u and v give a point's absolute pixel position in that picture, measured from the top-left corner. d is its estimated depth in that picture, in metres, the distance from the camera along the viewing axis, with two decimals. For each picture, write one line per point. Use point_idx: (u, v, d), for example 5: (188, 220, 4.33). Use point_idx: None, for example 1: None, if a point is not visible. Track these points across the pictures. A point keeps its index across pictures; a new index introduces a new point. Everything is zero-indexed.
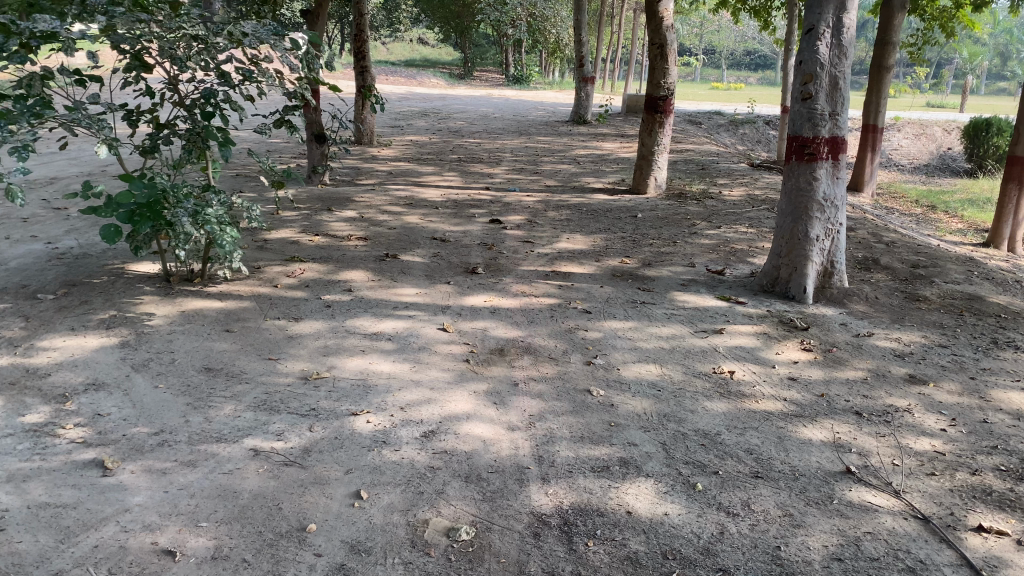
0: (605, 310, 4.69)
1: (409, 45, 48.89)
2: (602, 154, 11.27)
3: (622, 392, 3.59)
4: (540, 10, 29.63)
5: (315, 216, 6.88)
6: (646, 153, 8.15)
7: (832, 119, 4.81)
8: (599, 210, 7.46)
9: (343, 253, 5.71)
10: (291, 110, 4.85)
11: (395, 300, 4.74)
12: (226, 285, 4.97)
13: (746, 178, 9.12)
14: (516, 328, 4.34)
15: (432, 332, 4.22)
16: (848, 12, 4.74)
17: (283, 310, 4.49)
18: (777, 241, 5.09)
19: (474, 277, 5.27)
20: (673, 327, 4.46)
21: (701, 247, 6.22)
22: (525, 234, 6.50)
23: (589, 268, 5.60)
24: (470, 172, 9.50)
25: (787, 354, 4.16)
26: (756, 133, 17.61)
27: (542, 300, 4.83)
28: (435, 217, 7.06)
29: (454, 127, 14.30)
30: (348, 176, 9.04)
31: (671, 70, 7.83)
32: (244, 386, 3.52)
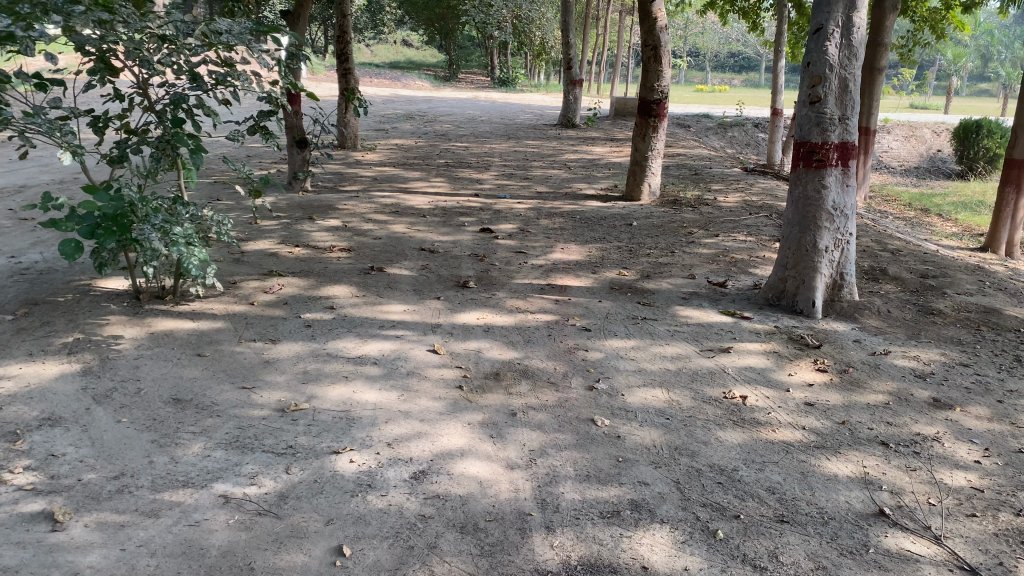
0: (605, 327, 4.41)
1: (394, 47, 48.57)
2: (593, 158, 11.01)
3: (629, 421, 3.30)
4: (525, 12, 29.44)
5: (296, 225, 6.57)
6: (639, 158, 7.89)
7: (842, 124, 4.57)
8: (592, 218, 7.19)
9: (326, 266, 5.41)
10: (268, 115, 4.51)
11: (382, 318, 4.44)
12: (199, 303, 4.66)
13: (741, 183, 8.88)
14: (511, 348, 4.06)
15: (421, 355, 3.93)
16: (858, 11, 4.49)
17: (260, 331, 4.19)
18: (783, 252, 4.83)
19: (464, 291, 4.98)
20: (677, 346, 4.19)
21: (700, 257, 5.96)
22: (517, 244, 6.22)
23: (585, 280, 5.33)
24: (458, 177, 9.21)
25: (800, 375, 3.90)
26: (745, 136, 17.41)
27: (537, 316, 4.55)
28: (423, 225, 6.77)
29: (441, 131, 14.01)
30: (331, 182, 8.73)
31: (665, 73, 7.55)
32: (215, 419, 3.22)
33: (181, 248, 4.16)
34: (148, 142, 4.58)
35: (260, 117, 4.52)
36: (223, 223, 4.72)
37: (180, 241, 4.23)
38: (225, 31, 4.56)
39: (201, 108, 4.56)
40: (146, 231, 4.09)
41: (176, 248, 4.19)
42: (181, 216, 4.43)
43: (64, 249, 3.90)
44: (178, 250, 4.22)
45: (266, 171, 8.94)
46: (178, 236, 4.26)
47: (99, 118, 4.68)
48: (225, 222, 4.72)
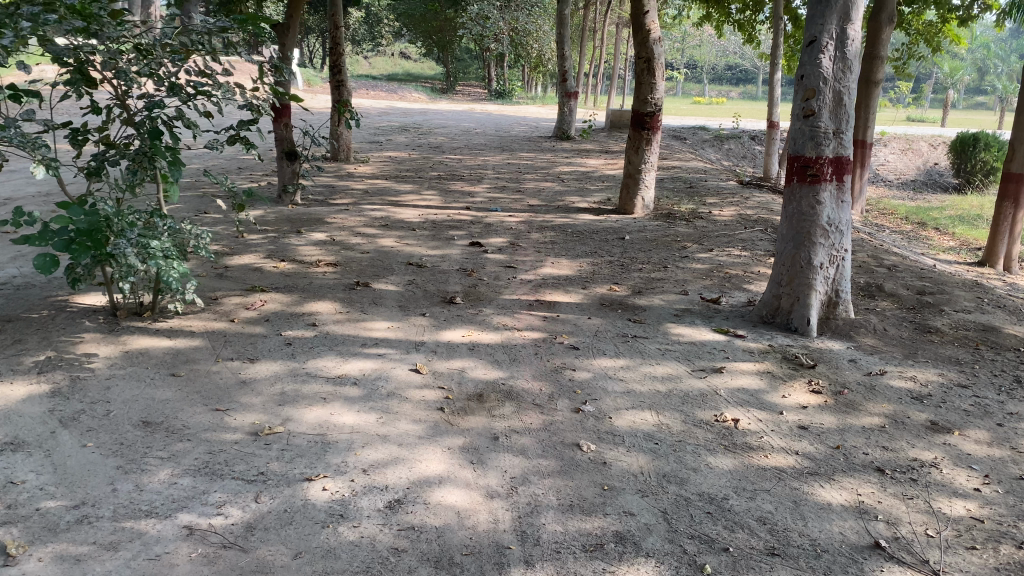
0: (595, 345, 4.30)
1: (391, 59, 48.65)
2: (587, 171, 10.91)
3: (616, 446, 3.18)
4: (523, 25, 29.48)
5: (283, 239, 6.46)
6: (632, 171, 7.79)
7: (837, 138, 4.47)
8: (585, 232, 7.09)
9: (311, 281, 5.30)
10: (249, 125, 4.39)
11: (365, 335, 4.33)
12: (177, 320, 4.53)
13: (736, 196, 8.79)
14: (496, 368, 3.94)
15: (403, 374, 3.81)
16: (853, 23, 4.41)
17: (238, 350, 4.06)
18: (777, 269, 4.73)
19: (451, 307, 4.87)
20: (668, 366, 4.07)
21: (693, 273, 5.85)
22: (507, 258, 6.11)
23: (576, 296, 5.21)
24: (450, 190, 9.10)
25: (794, 397, 3.78)
26: (741, 149, 17.35)
27: (525, 333, 4.43)
28: (412, 239, 6.66)
29: (435, 143, 13.94)
30: (321, 195, 8.61)
31: (659, 85, 7.47)
32: (185, 444, 3.10)
33: (159, 262, 4.02)
34: (126, 155, 4.46)
35: (240, 127, 4.40)
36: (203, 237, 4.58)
37: (158, 255, 4.09)
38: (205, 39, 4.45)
39: (180, 119, 4.45)
40: (122, 245, 3.95)
41: (154, 262, 4.05)
42: (158, 230, 4.29)
43: (39, 262, 3.70)
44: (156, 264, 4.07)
45: (256, 183, 8.83)
46: (155, 251, 4.12)
47: (76, 130, 4.57)
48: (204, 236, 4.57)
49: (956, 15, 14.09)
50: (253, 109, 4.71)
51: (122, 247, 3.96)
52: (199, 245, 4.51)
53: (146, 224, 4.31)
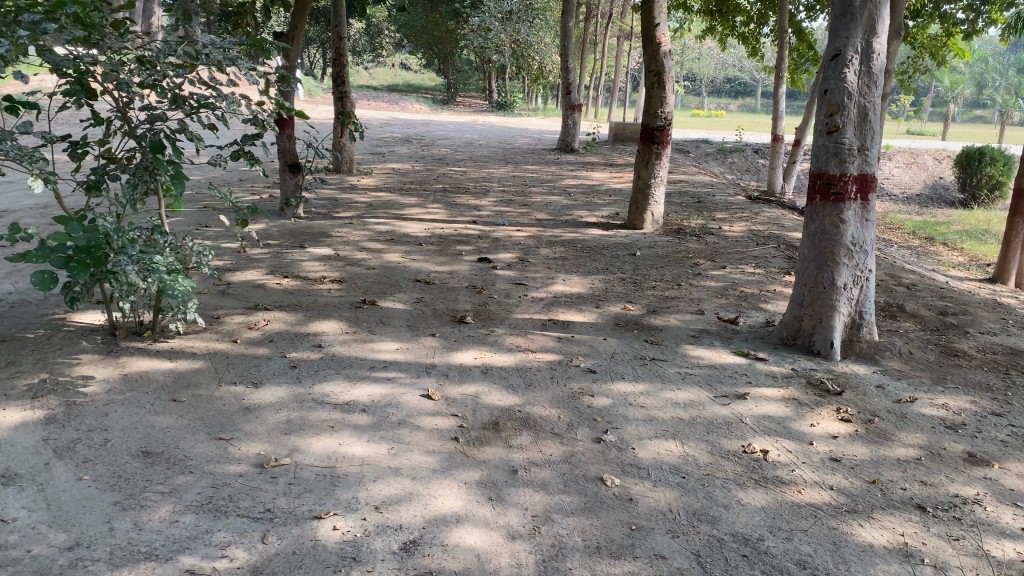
0: (612, 369, 4.14)
1: (391, 70, 48.67)
2: (593, 184, 10.77)
3: (641, 480, 3.02)
4: (524, 37, 29.41)
5: (287, 254, 6.30)
6: (642, 185, 7.65)
7: (861, 155, 4.33)
8: (594, 247, 6.94)
9: (315, 299, 5.14)
10: (253, 139, 4.24)
11: (374, 358, 4.16)
12: (178, 339, 4.37)
13: (746, 211, 8.64)
14: (511, 393, 3.78)
15: (414, 400, 3.65)
16: (878, 37, 4.27)
17: (242, 373, 3.90)
18: (799, 289, 4.57)
19: (461, 327, 4.71)
20: (689, 391, 3.90)
21: (708, 291, 5.70)
22: (516, 275, 5.96)
23: (589, 316, 5.05)
24: (455, 203, 8.95)
25: (822, 425, 3.62)
26: (745, 162, 17.24)
27: (539, 356, 4.27)
28: (418, 255, 6.50)
29: (439, 155, 13.82)
30: (324, 208, 8.46)
31: (669, 98, 7.33)
32: (186, 477, 2.93)
33: (162, 278, 3.85)
34: (126, 169, 4.31)
35: (244, 142, 4.25)
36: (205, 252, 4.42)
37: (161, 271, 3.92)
38: (208, 48, 4.31)
39: (182, 132, 4.31)
40: (124, 261, 3.79)
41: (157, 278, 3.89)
42: (160, 245, 4.12)
43: (36, 280, 3.52)
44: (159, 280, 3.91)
45: (257, 196, 8.68)
46: (158, 266, 3.96)
47: (75, 143, 4.42)
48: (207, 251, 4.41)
49: (961, 29, 13.99)
50: (258, 122, 4.56)
51: (125, 263, 3.79)
52: (202, 261, 4.35)
53: (147, 240, 4.15)
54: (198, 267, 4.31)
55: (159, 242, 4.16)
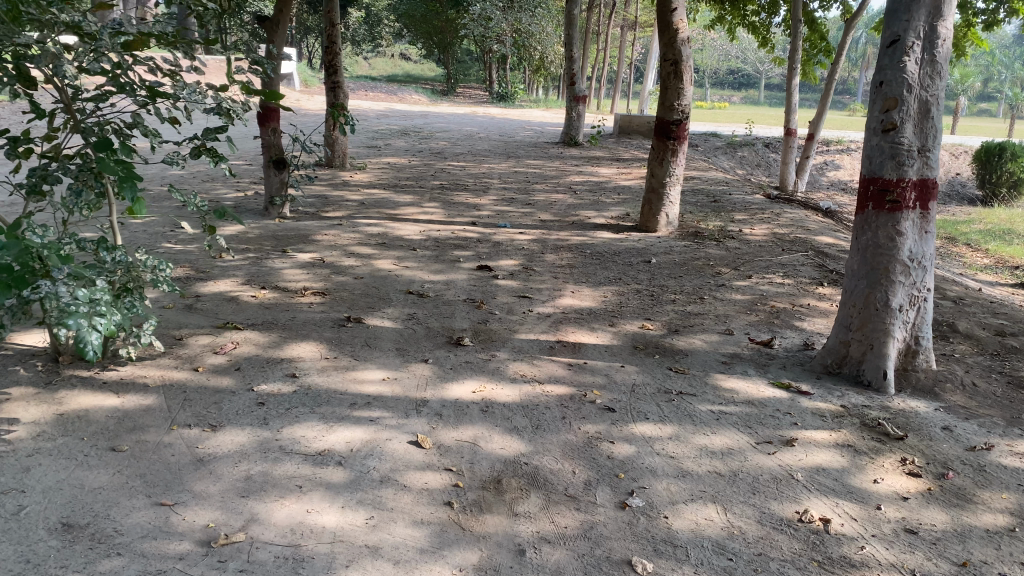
0: (633, 406, 3.54)
1: (390, 61, 47.89)
2: (600, 181, 10.16)
3: (678, 565, 2.44)
4: (526, 25, 28.06)
5: (266, 261, 5.72)
6: (655, 185, 7.05)
7: (922, 157, 3.73)
8: (606, 253, 6.35)
9: (294, 315, 4.55)
10: (216, 134, 3.61)
11: (355, 390, 3.57)
12: (131, 367, 3.74)
13: (766, 212, 8.04)
14: (516, 438, 3.19)
15: (400, 449, 3.06)
16: (944, 20, 3.69)
17: (199, 413, 3.31)
18: (847, 310, 3.99)
19: (458, 351, 4.13)
20: (726, 436, 3.32)
21: (734, 306, 5.11)
22: (520, 286, 5.38)
23: (603, 336, 4.46)
24: (453, 202, 8.35)
25: (888, 482, 3.03)
26: (756, 157, 16.58)
27: (547, 389, 3.69)
28: (412, 261, 5.91)
29: (436, 148, 13.19)
30: (313, 206, 7.87)
31: (687, 90, 6.74)
32: (111, 561, 2.33)
33: (79, 321, 2.99)
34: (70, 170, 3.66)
35: (205, 137, 3.61)
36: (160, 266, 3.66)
37: (82, 308, 3.07)
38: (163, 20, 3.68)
39: (135, 126, 3.70)
40: (47, 288, 3.03)
41: (73, 321, 3.02)
42: (101, 264, 3.38)
43: None
44: (76, 323, 3.03)
45: (241, 195, 8.09)
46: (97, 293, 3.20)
47: (14, 139, 3.76)
48: (164, 265, 3.64)
49: (981, 20, 13.33)
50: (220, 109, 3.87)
51: (48, 291, 3.06)
52: (152, 277, 3.58)
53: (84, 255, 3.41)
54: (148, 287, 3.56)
55: (103, 258, 3.42)
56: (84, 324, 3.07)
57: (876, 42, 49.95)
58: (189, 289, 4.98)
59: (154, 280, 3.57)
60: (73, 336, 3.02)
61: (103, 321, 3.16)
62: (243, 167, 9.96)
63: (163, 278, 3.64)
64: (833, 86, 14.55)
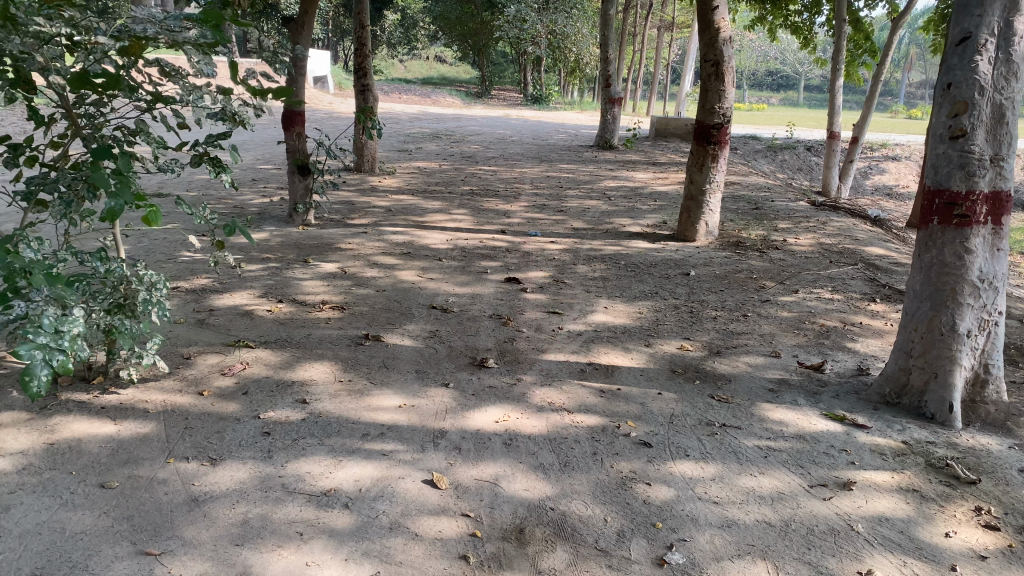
0: (671, 440, 3.23)
1: (425, 63, 47.91)
2: (636, 186, 9.82)
3: None
4: (561, 27, 28.00)
5: (286, 272, 5.49)
6: (694, 192, 6.71)
7: (995, 166, 3.37)
8: (641, 264, 6.03)
9: (309, 332, 4.30)
10: (218, 140, 3.36)
11: (369, 418, 3.31)
12: (134, 390, 3.51)
13: (811, 220, 7.64)
14: (541, 478, 2.90)
15: (413, 490, 2.78)
16: (1021, 15, 3.32)
17: (199, 443, 3.06)
18: (907, 334, 3.63)
19: (481, 373, 3.84)
20: (775, 478, 2.99)
21: (780, 324, 4.76)
22: (549, 300, 5.08)
23: (638, 357, 4.15)
24: (483, 208, 8.09)
25: (962, 535, 2.68)
26: (798, 160, 16.07)
27: (577, 419, 3.39)
28: (437, 272, 5.64)
29: (468, 152, 12.96)
30: (339, 213, 7.65)
31: (729, 93, 6.39)
32: None
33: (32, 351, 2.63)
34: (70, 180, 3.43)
35: (208, 143, 3.38)
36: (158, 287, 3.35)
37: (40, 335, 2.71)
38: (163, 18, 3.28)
39: (138, 133, 3.48)
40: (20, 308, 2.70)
41: (26, 351, 2.66)
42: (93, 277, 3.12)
43: None
44: (30, 353, 2.67)
45: (266, 202, 7.91)
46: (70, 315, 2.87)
47: (14, 147, 3.51)
48: (161, 285, 3.34)
49: None
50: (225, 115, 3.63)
51: (21, 310, 2.72)
52: (144, 297, 3.25)
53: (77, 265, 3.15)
54: (139, 308, 3.24)
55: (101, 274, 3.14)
56: (41, 356, 2.70)
57: (921, 42, 48.73)
58: (203, 301, 4.77)
59: (146, 301, 3.24)
60: (24, 367, 2.65)
61: (65, 356, 2.79)
62: (271, 172, 9.80)
63: (160, 299, 3.31)
64: (878, 87, 14.03)
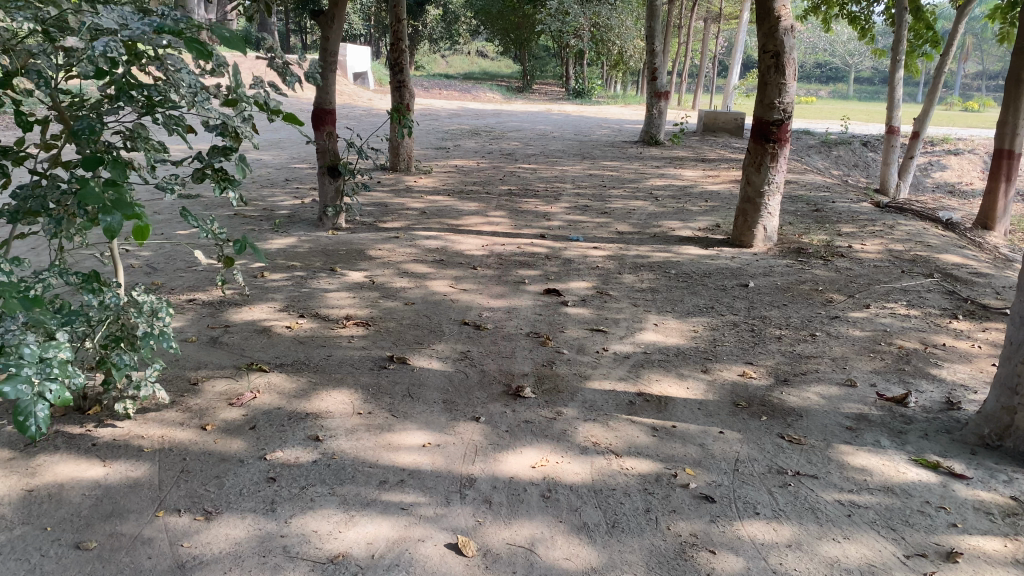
0: (736, 494, 2.78)
1: (467, 58, 47.64)
2: (684, 185, 9.29)
3: None
4: (604, 19, 27.41)
5: (310, 282, 5.14)
6: (751, 194, 6.21)
7: None
8: (694, 273, 5.56)
9: (329, 353, 3.92)
10: (223, 153, 3.02)
11: (388, 461, 2.90)
12: (129, 424, 3.15)
13: (877, 224, 7.06)
14: (584, 543, 2.47)
15: (434, 557, 2.37)
16: None
17: (195, 492, 2.69)
18: (1011, 365, 3.05)
19: (516, 404, 3.42)
20: (864, 546, 2.52)
21: (852, 346, 4.24)
22: (593, 315, 4.65)
23: (693, 386, 3.69)
24: (522, 210, 7.67)
25: None
26: (853, 156, 15.33)
27: (627, 465, 2.95)
28: (471, 282, 5.24)
29: (508, 149, 12.54)
30: (371, 216, 7.28)
31: (790, 86, 5.88)
32: None
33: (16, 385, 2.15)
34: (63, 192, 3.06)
35: (213, 156, 3.04)
36: (159, 315, 2.97)
37: (25, 366, 2.22)
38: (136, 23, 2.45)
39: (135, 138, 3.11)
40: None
41: (12, 387, 2.17)
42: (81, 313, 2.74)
43: None
44: (16, 390, 2.19)
45: (297, 204, 7.59)
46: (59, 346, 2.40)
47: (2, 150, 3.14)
48: (164, 312, 2.97)
49: None
50: (224, 130, 2.97)
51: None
52: (145, 329, 2.90)
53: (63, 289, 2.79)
54: (140, 341, 2.89)
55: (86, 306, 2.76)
56: (29, 391, 2.23)
57: (979, 31, 46.99)
58: (221, 315, 4.44)
59: (147, 334, 2.89)
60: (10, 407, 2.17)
61: (57, 387, 2.32)
62: (305, 172, 9.50)
63: (163, 329, 2.96)
64: (942, 78, 13.24)
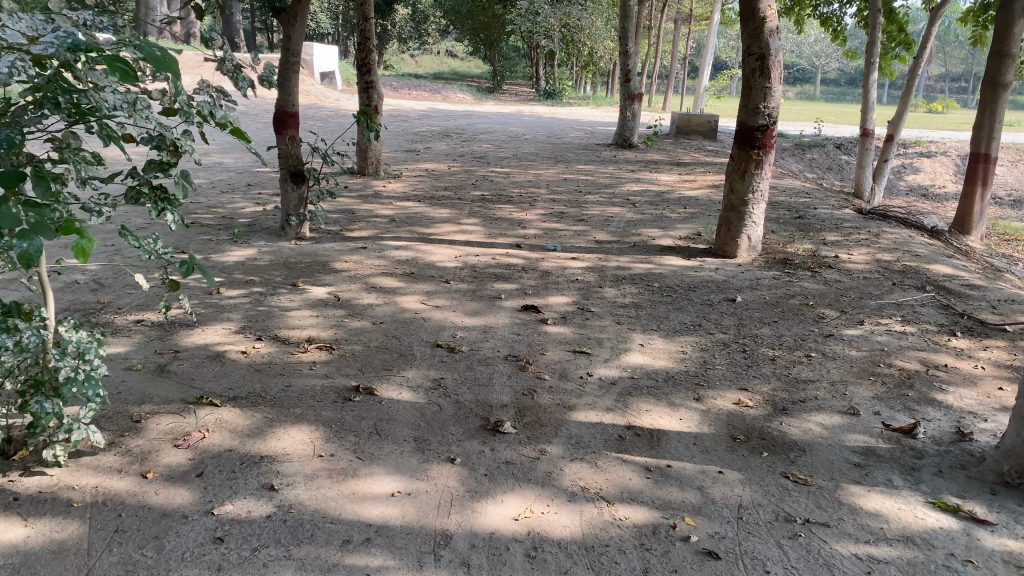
0: (743, 548, 2.50)
1: (437, 58, 47.18)
2: (662, 191, 9.04)
3: None
4: (574, 19, 27.15)
5: (270, 299, 4.78)
6: (734, 202, 5.96)
7: None
8: (678, 287, 5.29)
9: (289, 383, 3.57)
10: (160, 168, 2.66)
11: (352, 515, 2.57)
12: (60, 472, 2.79)
13: (862, 232, 6.86)
14: None
15: None
16: None
17: (129, 558, 2.34)
18: None
19: (495, 441, 3.11)
20: None
21: (850, 368, 3.99)
22: (574, 335, 4.35)
23: (686, 416, 3.41)
24: (496, 217, 7.35)
25: None
26: (827, 159, 15.22)
27: (620, 513, 2.65)
28: (444, 298, 4.92)
29: (479, 152, 12.23)
30: (337, 224, 6.92)
31: (775, 90, 5.62)
32: None
33: None
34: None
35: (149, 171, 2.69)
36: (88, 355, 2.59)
37: None
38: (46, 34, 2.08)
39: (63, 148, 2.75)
40: None
41: None
42: None
43: None
44: None
45: (259, 212, 7.20)
46: None
47: None
48: (92, 354, 2.59)
49: None
50: (162, 142, 2.64)
51: None
52: (67, 374, 2.49)
53: None
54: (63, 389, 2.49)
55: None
56: None
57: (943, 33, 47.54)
58: (171, 338, 4.07)
59: (69, 380, 2.49)
60: None
61: None
62: (269, 176, 9.09)
63: (89, 374, 2.56)
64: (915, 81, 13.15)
